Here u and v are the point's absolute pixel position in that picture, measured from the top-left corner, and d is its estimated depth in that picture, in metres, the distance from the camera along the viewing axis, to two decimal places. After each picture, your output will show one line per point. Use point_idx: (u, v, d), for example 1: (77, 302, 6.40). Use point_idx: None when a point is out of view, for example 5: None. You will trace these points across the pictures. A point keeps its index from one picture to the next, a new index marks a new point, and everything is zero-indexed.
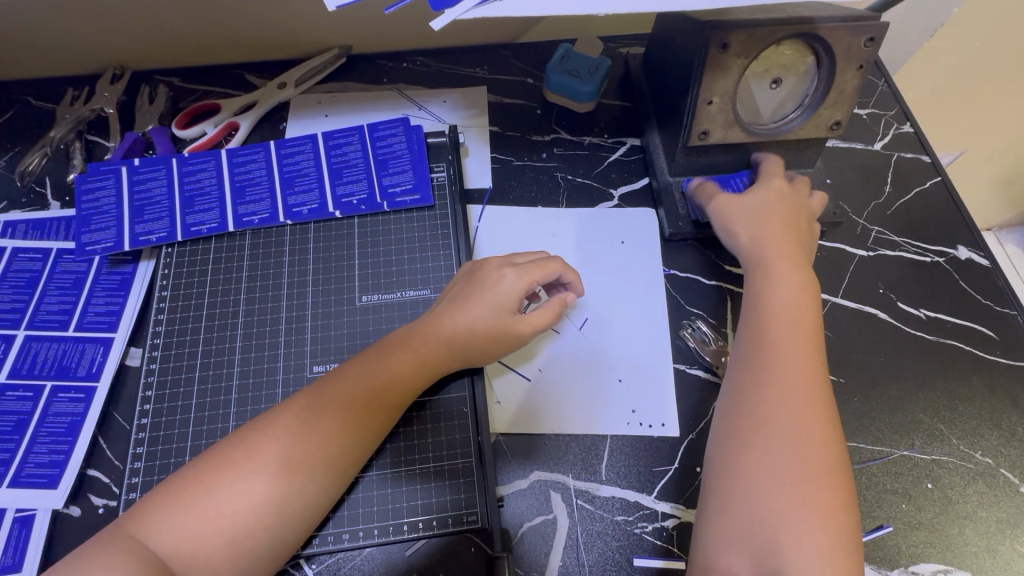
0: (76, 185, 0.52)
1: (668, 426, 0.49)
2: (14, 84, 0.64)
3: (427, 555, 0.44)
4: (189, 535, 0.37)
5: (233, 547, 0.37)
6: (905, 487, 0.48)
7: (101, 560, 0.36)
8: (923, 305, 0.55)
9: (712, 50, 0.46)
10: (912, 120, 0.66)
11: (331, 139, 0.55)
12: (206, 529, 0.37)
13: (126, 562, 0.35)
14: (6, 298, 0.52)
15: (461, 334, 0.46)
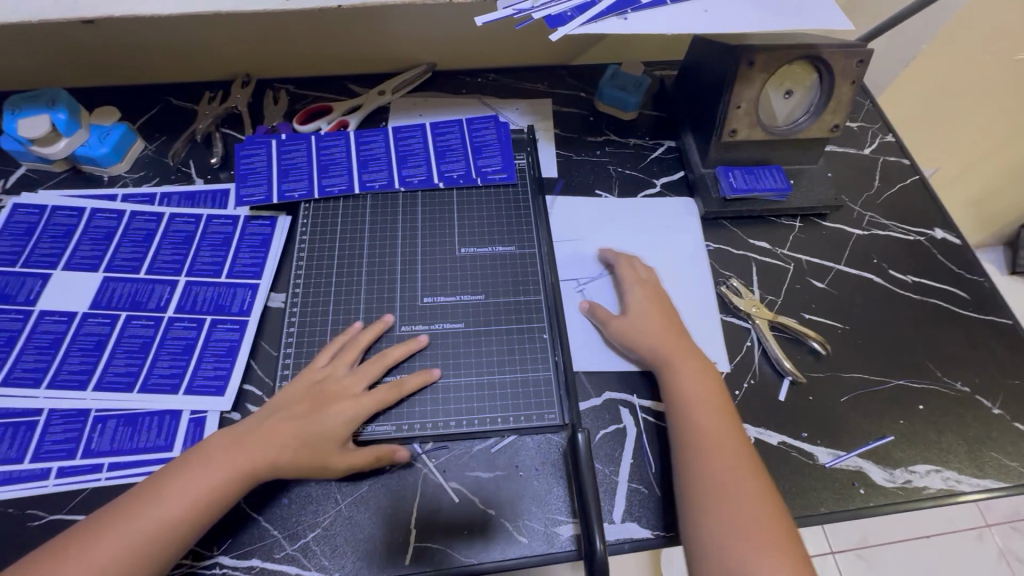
0: (236, 150, 0.67)
1: (720, 363, 0.61)
2: (158, 86, 0.78)
3: (521, 449, 0.54)
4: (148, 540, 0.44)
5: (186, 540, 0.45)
6: (901, 408, 0.59)
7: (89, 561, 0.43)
8: (909, 272, 0.69)
9: (742, 65, 0.61)
10: (893, 132, 0.81)
11: (437, 129, 0.70)
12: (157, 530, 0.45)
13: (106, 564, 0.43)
14: (168, 252, 0.64)
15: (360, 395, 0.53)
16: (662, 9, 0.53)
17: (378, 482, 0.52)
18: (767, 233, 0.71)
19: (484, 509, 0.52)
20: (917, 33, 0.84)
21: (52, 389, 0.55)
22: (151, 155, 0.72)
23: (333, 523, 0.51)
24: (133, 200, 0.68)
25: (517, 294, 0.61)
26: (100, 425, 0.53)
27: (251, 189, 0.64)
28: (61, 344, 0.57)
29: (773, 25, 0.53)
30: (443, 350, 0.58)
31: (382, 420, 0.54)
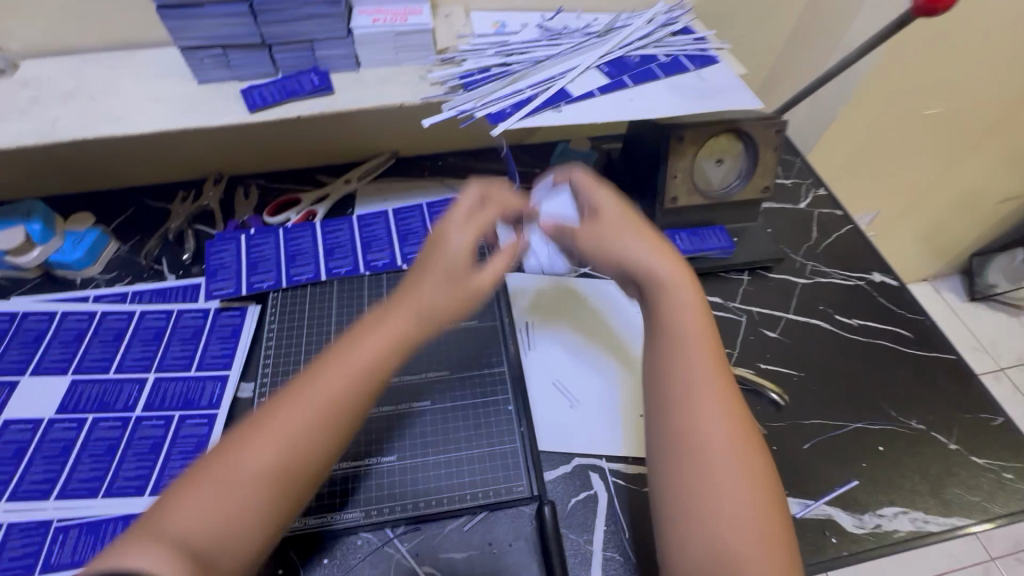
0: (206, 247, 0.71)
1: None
2: (133, 189, 0.82)
3: (493, 523, 0.55)
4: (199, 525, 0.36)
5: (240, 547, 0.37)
6: (862, 450, 0.61)
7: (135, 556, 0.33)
8: (854, 316, 0.72)
9: (672, 141, 0.67)
10: (824, 185, 0.88)
11: (400, 214, 0.75)
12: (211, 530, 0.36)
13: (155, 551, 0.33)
14: (138, 349, 0.65)
15: (433, 301, 0.45)
16: (592, 100, 0.60)
17: (350, 572, 0.52)
18: (717, 288, 0.75)
19: None
20: (832, 98, 0.94)
21: (14, 501, 0.54)
22: (125, 255, 0.74)
23: None
24: (105, 301, 0.69)
25: (481, 366, 0.63)
26: (60, 536, 0.52)
27: (220, 283, 0.67)
28: (25, 453, 0.57)
29: (693, 108, 0.60)
30: (414, 423, 0.59)
31: (347, 507, 0.54)
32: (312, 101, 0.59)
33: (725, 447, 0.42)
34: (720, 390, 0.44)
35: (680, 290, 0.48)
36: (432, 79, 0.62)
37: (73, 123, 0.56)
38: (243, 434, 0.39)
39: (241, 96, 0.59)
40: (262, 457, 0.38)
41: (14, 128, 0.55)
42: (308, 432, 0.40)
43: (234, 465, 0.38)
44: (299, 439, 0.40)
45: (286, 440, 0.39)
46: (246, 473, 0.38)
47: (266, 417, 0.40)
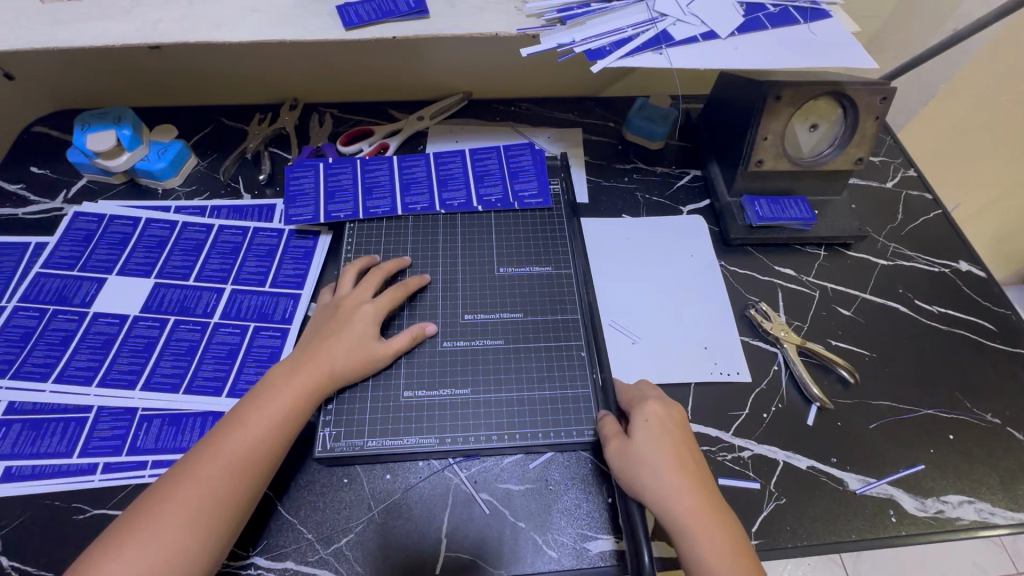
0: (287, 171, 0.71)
1: (743, 373, 0.62)
2: (211, 107, 0.83)
3: (552, 463, 0.56)
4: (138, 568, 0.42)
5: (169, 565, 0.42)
6: (931, 436, 0.59)
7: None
8: (936, 303, 0.69)
9: (769, 100, 0.63)
10: (915, 167, 0.83)
11: (476, 154, 0.74)
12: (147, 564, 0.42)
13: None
14: (216, 261, 0.67)
15: (341, 361, 0.54)
16: (695, 46, 0.57)
17: (412, 490, 0.54)
18: (792, 260, 0.72)
19: (514, 521, 0.53)
20: (935, 74, 0.87)
21: (102, 387, 0.57)
22: (203, 170, 0.76)
23: (367, 528, 0.52)
24: (185, 212, 0.71)
25: (554, 312, 0.63)
26: (145, 423, 0.56)
27: (299, 209, 0.68)
28: (112, 345, 0.60)
29: (800, 64, 0.57)
30: (492, 361, 0.59)
31: (422, 432, 0.55)
32: (406, 23, 0.58)
33: (716, 541, 0.45)
34: (713, 533, 0.45)
35: (668, 477, 0.47)
36: (529, 11, 0.59)
37: (173, 27, 0.56)
38: (194, 457, 0.47)
39: (337, 13, 0.58)
40: (195, 484, 0.45)
41: (118, 27, 0.56)
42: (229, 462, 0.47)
43: (192, 473, 0.46)
44: (219, 489, 0.46)
45: (222, 463, 0.47)
46: (200, 482, 0.45)
47: (225, 425, 0.49)
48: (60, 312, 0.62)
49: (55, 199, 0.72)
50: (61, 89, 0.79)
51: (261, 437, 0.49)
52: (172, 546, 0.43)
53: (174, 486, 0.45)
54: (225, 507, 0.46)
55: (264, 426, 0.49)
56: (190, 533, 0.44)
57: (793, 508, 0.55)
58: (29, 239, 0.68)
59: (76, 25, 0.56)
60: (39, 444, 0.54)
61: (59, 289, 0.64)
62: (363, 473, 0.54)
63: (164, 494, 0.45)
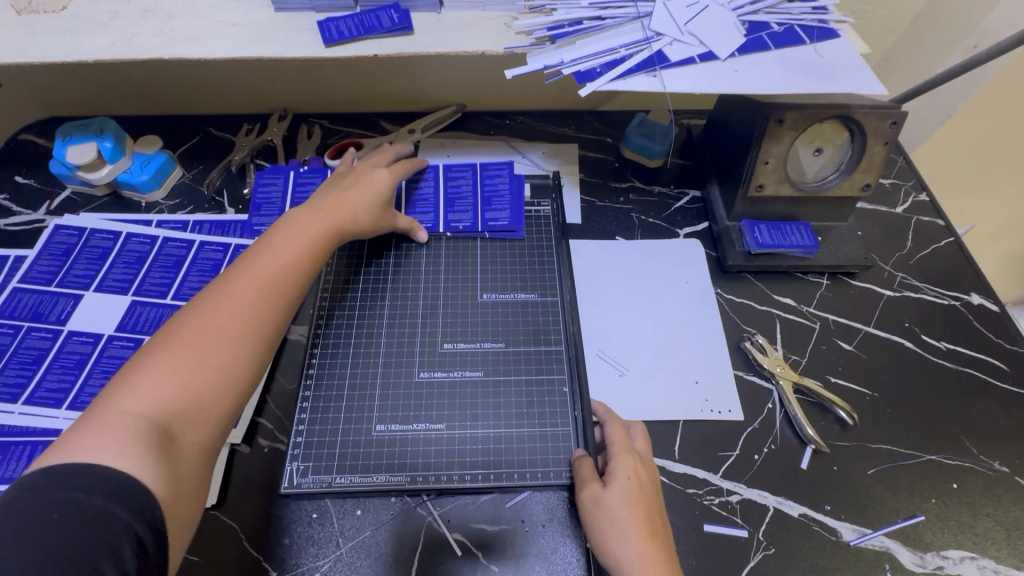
0: (258, 184, 0.70)
1: (735, 411, 0.60)
2: (200, 117, 0.81)
3: (530, 503, 0.53)
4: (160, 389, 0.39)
5: (199, 385, 0.41)
6: (933, 485, 0.56)
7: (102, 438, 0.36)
8: (944, 338, 0.66)
9: (770, 123, 0.60)
10: (927, 191, 0.79)
11: (451, 174, 0.72)
12: (171, 381, 0.40)
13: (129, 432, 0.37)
14: (196, 279, 0.65)
15: (361, 210, 0.58)
16: (692, 68, 0.54)
17: (383, 528, 0.52)
18: (793, 289, 0.69)
19: (486, 565, 0.50)
20: (952, 93, 0.83)
21: (73, 410, 0.56)
22: (188, 182, 0.75)
23: (334, 567, 0.50)
24: (166, 226, 0.70)
25: (538, 342, 0.61)
26: None
27: (263, 217, 0.68)
28: (85, 365, 0.59)
29: (805, 87, 0.53)
30: (472, 393, 0.57)
31: (393, 470, 0.53)
32: (389, 40, 0.56)
33: None
34: None
35: (637, 543, 0.45)
36: (518, 28, 0.57)
37: (149, 41, 0.55)
38: (139, 373, 0.40)
39: (318, 28, 0.56)
40: (191, 340, 0.42)
41: (93, 41, 0.54)
42: (248, 284, 0.46)
43: (135, 392, 0.39)
44: (242, 298, 0.45)
45: (243, 288, 0.46)
46: (221, 306, 0.44)
47: (167, 341, 0.42)
48: (35, 330, 0.61)
49: (38, 211, 0.71)
50: (50, 97, 0.78)
51: (226, 336, 0.43)
52: (202, 364, 0.41)
53: (121, 402, 0.39)
54: (210, 373, 0.42)
55: (225, 324, 0.44)
56: (222, 344, 0.43)
57: (781, 559, 0.52)
58: (9, 252, 0.67)
59: (51, 38, 0.55)
60: (4, 470, 0.52)
61: (35, 305, 0.63)
62: (332, 508, 0.53)
63: (146, 367, 0.40)
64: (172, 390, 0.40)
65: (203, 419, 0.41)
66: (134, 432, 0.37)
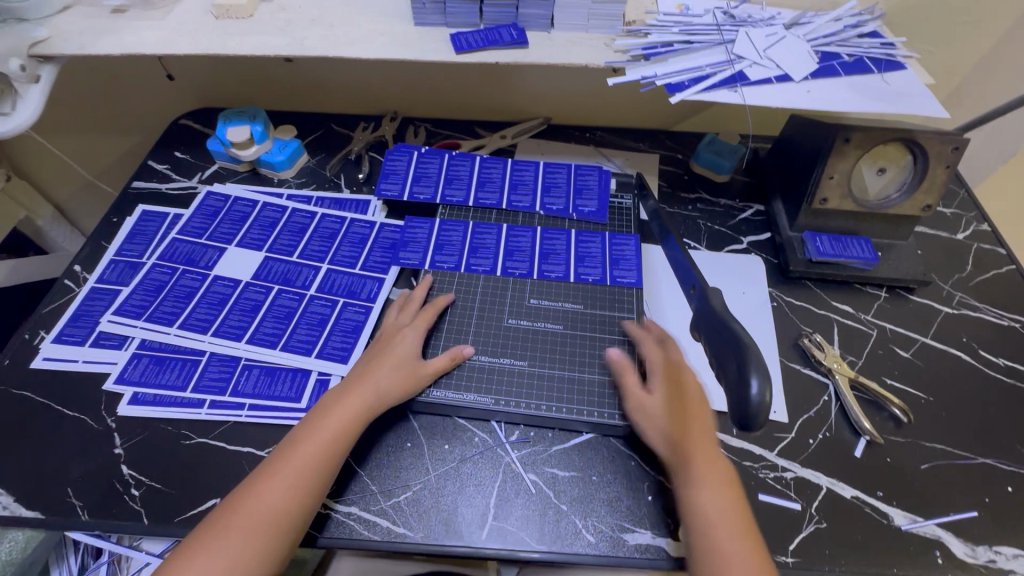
0: (387, 154, 0.83)
1: (779, 413, 0.63)
2: (324, 113, 0.95)
3: (599, 455, 0.60)
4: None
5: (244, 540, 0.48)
6: (985, 485, 0.59)
7: None
8: (1002, 355, 0.68)
9: (837, 141, 0.67)
10: (988, 221, 0.82)
11: (580, 237, 0.75)
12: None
13: None
14: (318, 243, 0.76)
15: (385, 386, 0.58)
16: (769, 87, 0.62)
17: (467, 461, 0.59)
18: (852, 299, 0.73)
19: (556, 504, 0.57)
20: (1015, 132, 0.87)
21: (216, 336, 0.67)
22: (313, 166, 0.87)
23: (423, 490, 0.57)
24: (295, 199, 0.82)
25: (615, 310, 0.68)
26: (246, 372, 0.64)
27: (390, 185, 0.79)
28: (227, 303, 0.70)
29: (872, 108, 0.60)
30: (558, 343, 0.66)
31: (480, 392, 0.62)
32: (507, 51, 0.67)
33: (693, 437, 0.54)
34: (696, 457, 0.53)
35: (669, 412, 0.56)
36: (617, 47, 0.67)
37: (316, 44, 0.68)
38: (183, 564, 0.47)
39: (449, 39, 0.68)
40: (215, 548, 0.47)
41: (272, 41, 0.68)
42: (277, 485, 0.50)
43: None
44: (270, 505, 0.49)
45: (271, 495, 0.50)
46: (250, 510, 0.49)
47: (212, 521, 0.49)
48: (188, 272, 0.73)
49: (191, 179, 0.85)
50: (207, 89, 0.94)
51: (250, 538, 0.48)
52: (235, 561, 0.47)
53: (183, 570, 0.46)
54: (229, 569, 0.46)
55: (258, 524, 0.49)
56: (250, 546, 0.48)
57: (832, 533, 0.56)
58: (169, 211, 0.80)
59: (241, 38, 0.69)
60: (161, 377, 0.63)
61: (189, 253, 0.75)
62: (424, 441, 0.60)
63: (215, 524, 0.49)
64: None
65: None
66: None
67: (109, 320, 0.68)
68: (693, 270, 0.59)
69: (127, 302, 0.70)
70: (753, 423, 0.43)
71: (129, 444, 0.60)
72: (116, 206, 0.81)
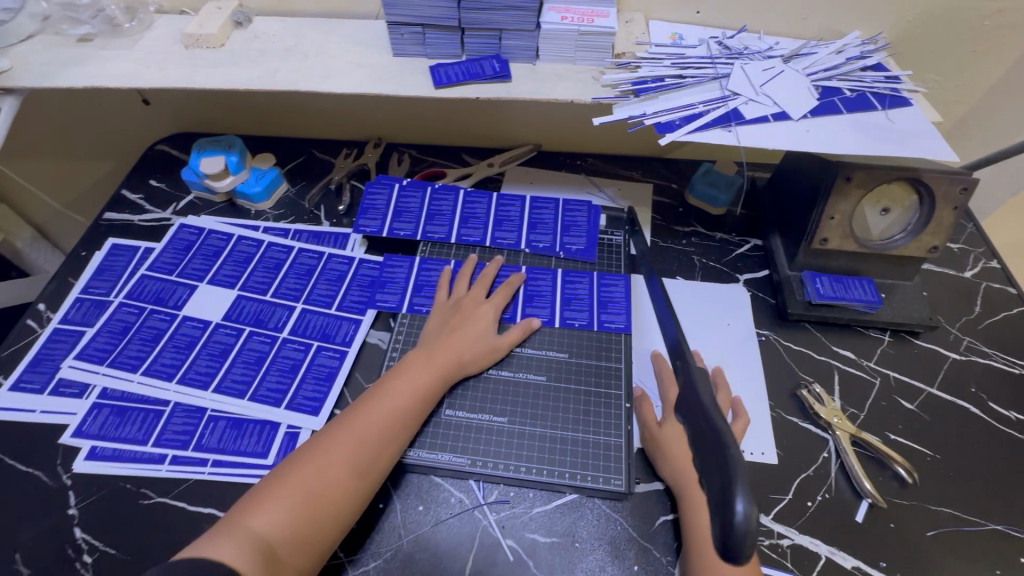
0: (366, 187, 0.80)
1: (768, 454, 0.61)
2: (306, 139, 0.92)
3: (582, 519, 0.56)
4: (279, 526, 0.47)
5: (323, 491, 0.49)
6: (996, 556, 0.55)
7: (220, 550, 0.45)
8: (1013, 408, 0.64)
9: (838, 180, 0.63)
10: (998, 258, 0.78)
11: (567, 278, 0.72)
12: (286, 526, 0.47)
13: (240, 549, 0.45)
14: (294, 281, 0.73)
15: (465, 352, 0.61)
16: (765, 126, 0.59)
17: (441, 525, 0.55)
18: (853, 343, 0.70)
19: (535, 574, 0.53)
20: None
21: (181, 384, 0.63)
22: (292, 196, 0.84)
23: (394, 557, 0.54)
24: (271, 233, 0.79)
25: (601, 359, 0.65)
26: (211, 424, 0.61)
27: (368, 221, 0.76)
28: (194, 347, 0.67)
29: (875, 150, 0.56)
30: (538, 396, 0.62)
31: (456, 451, 0.58)
32: (490, 85, 0.64)
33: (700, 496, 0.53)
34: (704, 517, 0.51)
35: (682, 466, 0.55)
36: (605, 81, 0.63)
37: (289, 77, 0.64)
38: (271, 488, 0.49)
39: (429, 72, 0.65)
40: (299, 486, 0.49)
41: (243, 73, 0.65)
42: (358, 436, 0.53)
43: (256, 510, 0.48)
44: (356, 455, 0.52)
45: (354, 447, 0.52)
46: (331, 461, 0.51)
47: (308, 451, 0.52)
48: (156, 312, 0.70)
49: (165, 210, 0.82)
50: (185, 115, 0.91)
51: (330, 487, 0.50)
52: (307, 511, 0.48)
53: (261, 505, 0.48)
54: (320, 499, 0.49)
55: (340, 470, 0.51)
56: (325, 500, 0.49)
57: None
58: (140, 244, 0.77)
59: (210, 69, 0.65)
60: (121, 430, 0.60)
61: (158, 291, 0.72)
62: (397, 502, 0.57)
63: (301, 461, 0.51)
64: (280, 518, 0.48)
65: (302, 553, 0.47)
66: (251, 549, 0.46)
67: (71, 365, 0.65)
68: (671, 325, 0.55)
69: (91, 345, 0.67)
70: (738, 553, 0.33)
71: (84, 504, 0.56)
72: (86, 239, 0.78)
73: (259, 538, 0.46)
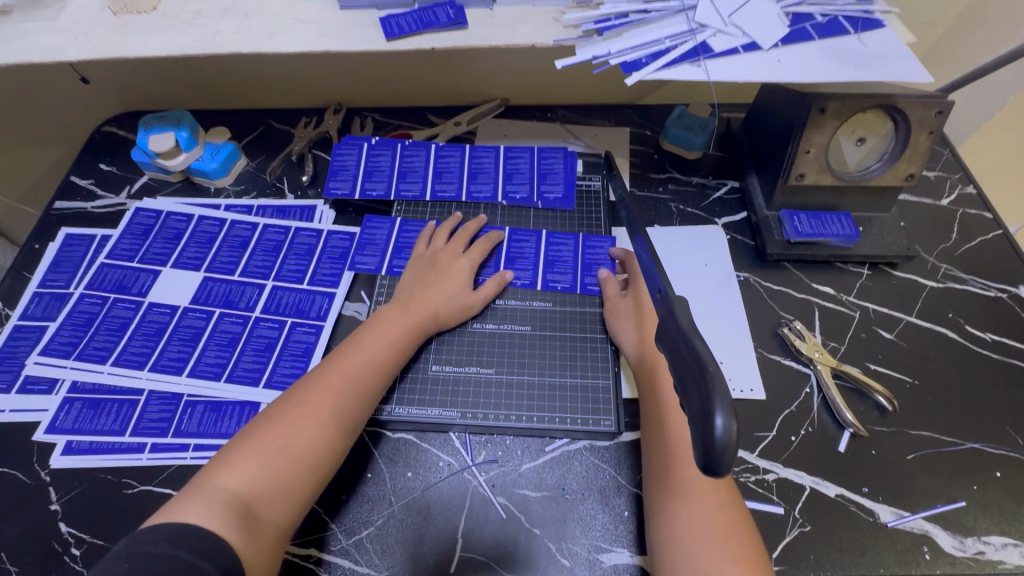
0: (335, 147, 0.76)
1: (756, 390, 0.61)
2: (262, 110, 0.87)
3: (572, 471, 0.56)
4: (254, 481, 0.46)
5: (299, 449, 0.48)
6: (973, 471, 0.56)
7: (193, 511, 0.43)
8: (990, 330, 0.65)
9: (812, 112, 0.61)
10: (974, 183, 0.78)
11: (551, 237, 0.70)
12: (264, 479, 0.46)
13: (211, 510, 0.43)
14: (261, 258, 0.70)
15: (441, 305, 0.61)
16: (735, 58, 0.56)
17: (432, 489, 0.55)
18: (833, 279, 0.69)
19: (528, 528, 0.53)
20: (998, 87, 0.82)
21: (154, 371, 0.62)
22: (252, 171, 0.80)
23: (388, 522, 0.54)
24: (233, 210, 0.76)
25: (584, 306, 0.65)
26: (189, 409, 0.59)
27: (340, 182, 0.73)
28: (164, 333, 0.65)
29: (847, 75, 0.54)
30: (524, 343, 0.63)
31: (445, 405, 0.59)
32: (445, 34, 0.60)
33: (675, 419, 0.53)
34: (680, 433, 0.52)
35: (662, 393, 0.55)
36: (567, 22, 0.60)
37: (230, 39, 0.60)
38: (253, 436, 0.48)
39: (379, 24, 0.60)
40: (274, 439, 0.48)
41: (179, 38, 0.60)
42: (329, 395, 0.52)
43: (230, 465, 0.46)
44: (332, 410, 0.51)
45: (325, 406, 0.51)
46: (304, 419, 0.50)
47: (281, 407, 0.51)
48: (120, 301, 0.67)
49: (120, 195, 0.78)
50: (130, 91, 0.86)
51: (308, 437, 0.49)
52: (286, 460, 0.47)
53: (241, 454, 0.47)
54: (301, 451, 0.48)
55: (314, 424, 0.50)
56: (298, 454, 0.48)
57: (817, 535, 0.53)
58: (96, 232, 0.74)
59: (144, 36, 0.61)
60: (96, 422, 0.59)
61: (120, 278, 0.69)
62: (385, 469, 0.56)
63: (276, 415, 0.50)
64: (256, 470, 0.46)
65: (280, 507, 0.46)
66: (223, 507, 0.44)
67: (36, 361, 0.62)
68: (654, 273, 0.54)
69: (55, 339, 0.64)
70: (718, 466, 0.36)
71: (67, 498, 0.55)
72: (38, 230, 0.74)
73: (234, 494, 0.45)
